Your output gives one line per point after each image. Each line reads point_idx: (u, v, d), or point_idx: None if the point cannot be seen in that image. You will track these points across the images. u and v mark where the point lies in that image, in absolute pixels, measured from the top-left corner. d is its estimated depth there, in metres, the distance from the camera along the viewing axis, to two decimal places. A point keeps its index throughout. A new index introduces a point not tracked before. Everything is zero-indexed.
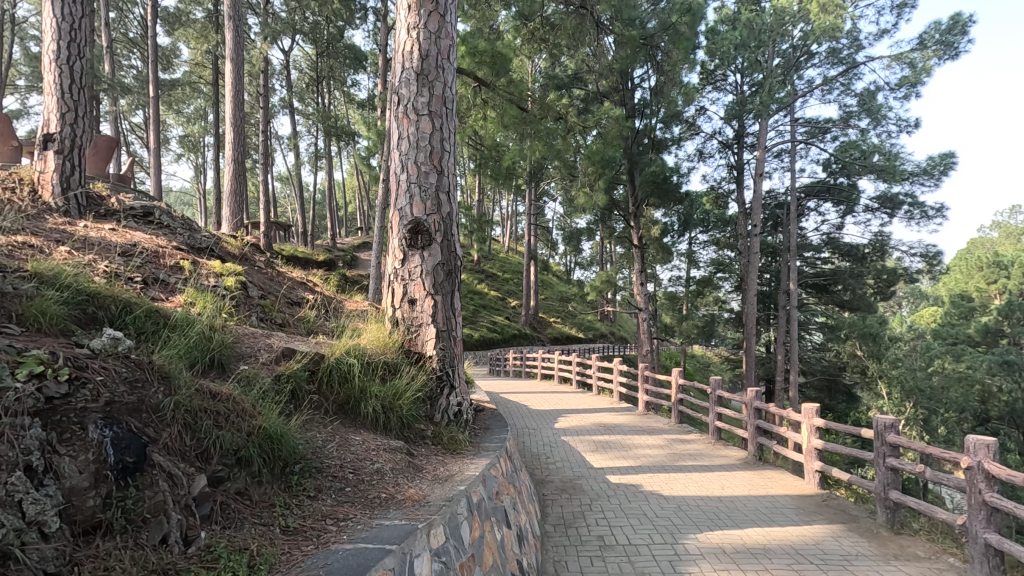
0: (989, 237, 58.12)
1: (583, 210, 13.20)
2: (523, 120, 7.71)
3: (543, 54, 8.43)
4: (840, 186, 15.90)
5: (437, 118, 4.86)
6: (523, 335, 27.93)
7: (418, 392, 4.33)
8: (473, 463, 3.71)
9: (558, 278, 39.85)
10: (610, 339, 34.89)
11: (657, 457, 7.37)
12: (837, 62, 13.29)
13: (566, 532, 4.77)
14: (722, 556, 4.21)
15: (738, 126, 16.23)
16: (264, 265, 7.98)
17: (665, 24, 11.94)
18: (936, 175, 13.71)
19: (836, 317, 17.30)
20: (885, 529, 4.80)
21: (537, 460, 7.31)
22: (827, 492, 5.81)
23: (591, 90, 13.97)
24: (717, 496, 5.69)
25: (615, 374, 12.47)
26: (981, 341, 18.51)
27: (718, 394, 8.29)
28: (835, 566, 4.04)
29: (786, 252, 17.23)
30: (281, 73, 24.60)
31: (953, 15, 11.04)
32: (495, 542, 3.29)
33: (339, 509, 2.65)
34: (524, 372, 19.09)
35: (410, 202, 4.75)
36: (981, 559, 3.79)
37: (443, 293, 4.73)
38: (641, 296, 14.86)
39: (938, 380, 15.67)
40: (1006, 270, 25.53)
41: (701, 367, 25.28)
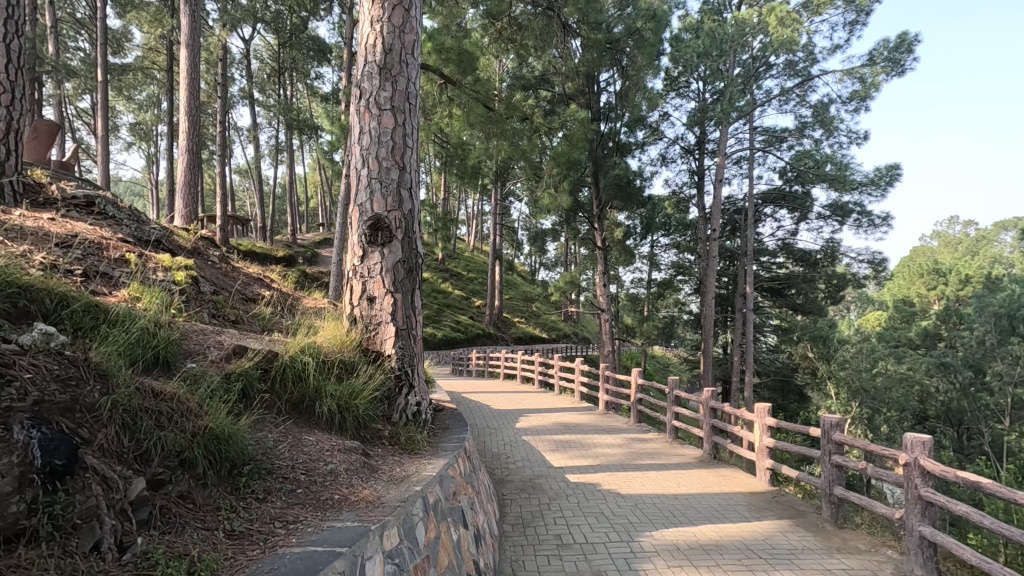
0: (930, 246, 61.49)
1: (548, 211, 13.23)
2: (489, 119, 7.72)
3: (511, 54, 8.43)
4: (794, 194, 16.52)
5: (400, 113, 4.80)
6: (486, 335, 27.86)
7: (375, 391, 4.26)
8: (431, 463, 3.67)
9: (523, 279, 39.89)
10: (573, 339, 35.27)
11: (615, 456, 7.46)
12: (793, 74, 13.80)
13: (524, 532, 4.77)
14: (676, 553, 4.29)
15: (700, 132, 16.64)
16: (218, 260, 7.67)
17: (631, 29, 12.26)
18: (883, 185, 14.39)
19: (789, 320, 17.96)
20: (830, 523, 4.99)
21: (497, 460, 7.29)
22: (777, 489, 6.01)
23: (557, 92, 14.05)
24: (673, 494, 5.81)
25: (577, 373, 12.56)
26: (920, 343, 19.51)
27: (676, 394, 8.45)
28: (783, 560, 4.16)
29: (744, 257, 17.74)
30: (241, 62, 23.83)
31: (900, 34, 11.60)
32: (451, 542, 3.26)
33: (289, 512, 2.57)
34: (487, 371, 19.03)
35: (370, 197, 4.66)
36: (917, 551, 3.97)
37: (403, 292, 4.66)
38: (604, 296, 15.03)
39: (882, 380, 16.39)
40: (943, 277, 27.14)
41: (661, 367, 25.78)
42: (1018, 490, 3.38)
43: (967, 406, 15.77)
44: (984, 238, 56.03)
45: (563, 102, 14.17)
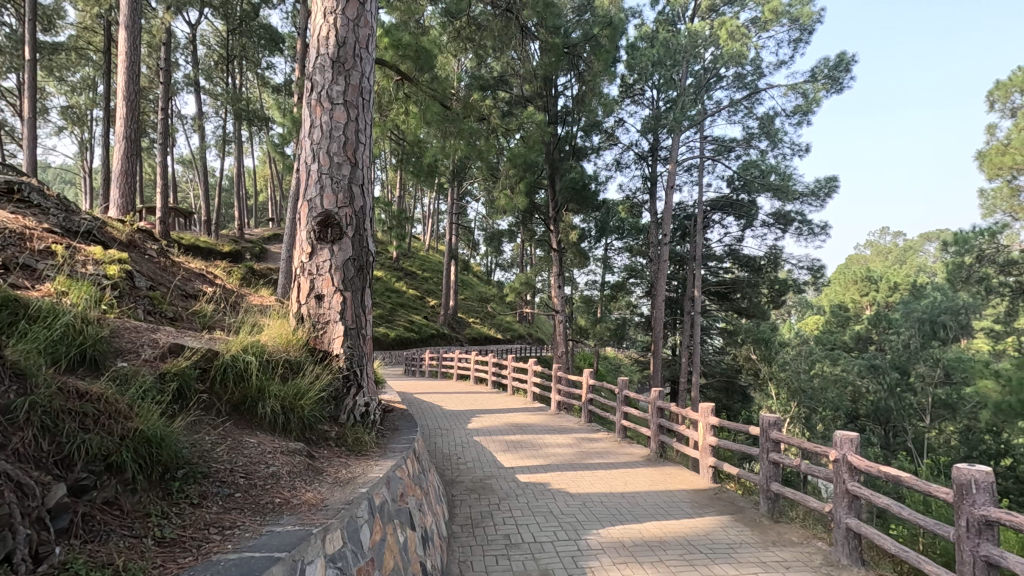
0: (864, 254, 65.23)
1: (504, 212, 13.21)
2: (445, 118, 7.64)
3: (469, 54, 8.42)
4: (741, 203, 17.20)
5: (353, 108, 4.70)
6: (440, 335, 27.66)
7: (323, 391, 4.15)
8: (378, 464, 3.62)
9: (478, 279, 39.86)
10: (528, 340, 35.60)
11: (566, 456, 7.55)
12: (742, 86, 14.36)
13: (473, 532, 4.77)
14: (622, 550, 4.38)
15: (653, 140, 17.08)
16: (156, 254, 7.29)
17: (587, 35, 12.49)
18: (822, 197, 15.18)
19: (734, 323, 18.65)
20: (767, 518, 5.22)
21: (448, 460, 7.27)
22: (719, 486, 6.23)
23: (515, 93, 14.12)
24: (620, 492, 5.94)
25: (530, 374, 12.64)
26: (853, 346, 20.69)
27: (625, 394, 8.63)
28: (723, 555, 4.33)
29: (692, 261, 18.30)
30: (186, 47, 22.76)
31: (839, 53, 12.28)
32: (397, 544, 3.22)
33: (225, 517, 2.47)
34: (440, 372, 18.91)
35: (321, 193, 4.54)
36: (844, 542, 4.21)
37: (353, 290, 4.56)
38: (558, 298, 15.20)
39: (818, 381, 17.30)
40: (875, 285, 28.90)
41: (612, 368, 26.28)
42: (933, 482, 3.64)
43: (894, 404, 16.79)
44: (910, 248, 60.12)
45: (521, 104, 14.26)
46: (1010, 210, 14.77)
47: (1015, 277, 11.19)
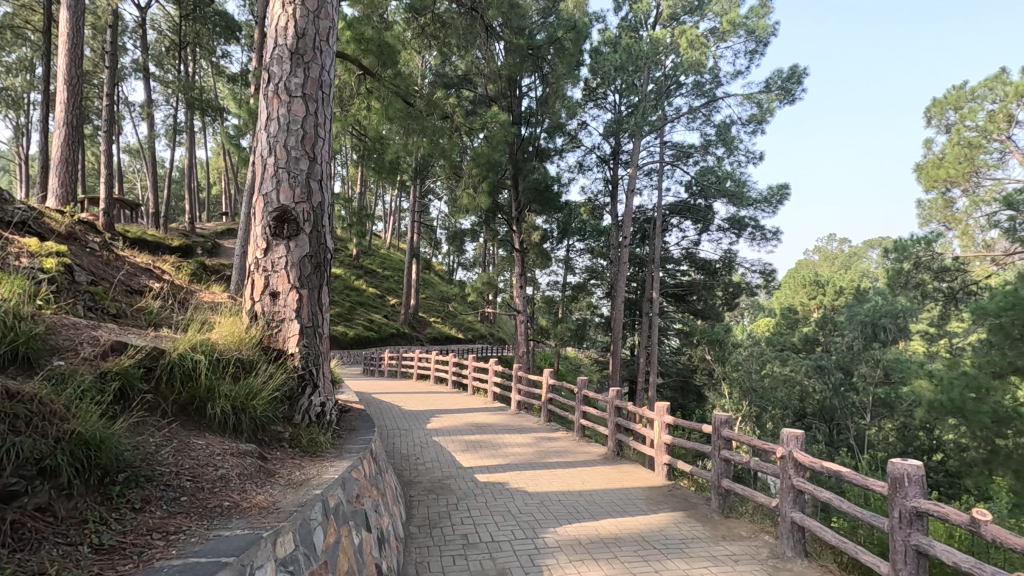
0: (812, 259, 68.08)
1: (467, 211, 13.16)
2: (408, 115, 7.57)
3: (433, 51, 8.37)
4: (698, 207, 17.69)
5: (313, 102, 4.60)
6: (400, 335, 27.31)
7: (276, 391, 4.03)
8: (333, 466, 3.55)
9: (440, 278, 39.61)
10: (489, 340, 35.64)
11: (525, 455, 7.59)
12: (700, 94, 14.76)
13: (431, 533, 4.74)
14: (578, 547, 4.44)
15: (615, 143, 17.37)
16: (99, 247, 6.93)
17: (552, 38, 12.56)
18: (774, 203, 15.79)
19: (690, 325, 19.19)
20: (717, 514, 5.39)
21: (407, 461, 7.19)
22: (672, 483, 6.40)
23: (479, 93, 14.09)
24: (577, 491, 6.01)
25: (490, 373, 12.64)
26: (801, 347, 21.59)
27: (584, 394, 8.74)
28: (675, 550, 4.44)
29: (651, 263, 18.68)
30: (134, 31, 21.70)
31: (792, 65, 12.79)
32: (352, 546, 3.17)
33: (170, 522, 2.38)
34: (399, 371, 18.68)
35: (277, 187, 4.42)
36: (789, 536, 4.38)
37: (310, 288, 4.46)
38: (520, 298, 15.26)
39: (768, 381, 17.96)
40: (822, 289, 30.27)
41: (572, 368, 26.58)
42: (870, 477, 3.84)
43: (838, 403, 17.59)
44: (855, 254, 63.10)
45: (485, 103, 14.24)
46: (944, 220, 15.66)
47: (948, 283, 11.89)
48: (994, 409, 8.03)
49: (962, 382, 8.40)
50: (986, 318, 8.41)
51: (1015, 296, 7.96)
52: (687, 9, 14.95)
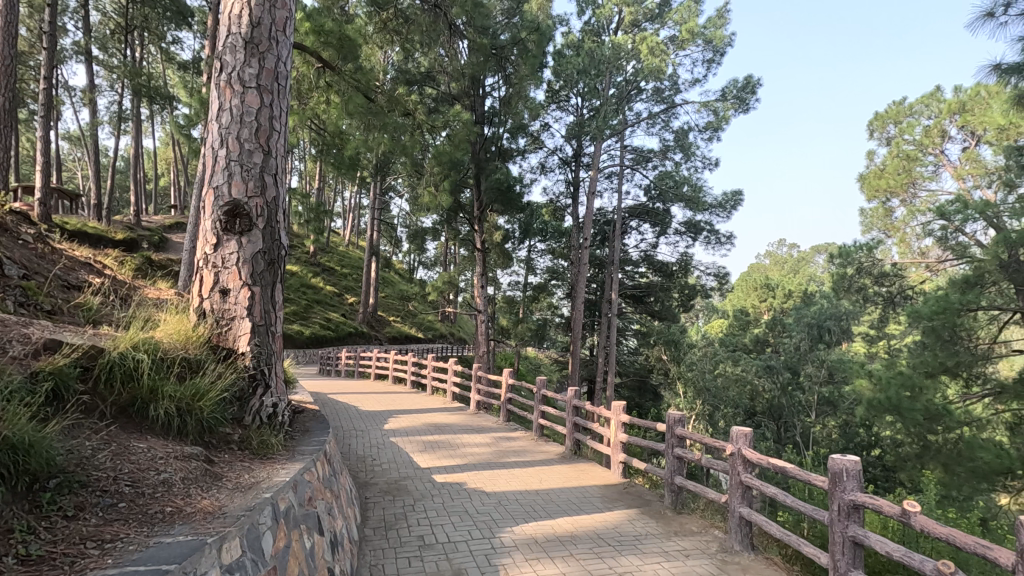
0: (763, 263, 70.70)
1: (428, 209, 13.04)
2: (368, 111, 7.48)
3: (395, 47, 8.25)
4: (656, 211, 18.09)
5: (267, 94, 4.46)
6: (358, 334, 26.82)
7: (225, 391, 3.89)
8: (284, 468, 3.45)
9: (400, 277, 39.14)
10: (450, 339, 35.49)
11: (483, 455, 7.58)
12: (660, 101, 15.09)
13: (386, 535, 4.67)
14: (534, 546, 4.46)
15: (576, 146, 17.56)
16: (32, 240, 6.50)
17: (515, 38, 12.58)
18: (728, 209, 16.31)
19: (647, 325, 19.61)
20: (670, 510, 5.52)
21: (363, 462, 7.06)
22: (628, 481, 6.52)
23: (442, 90, 14.00)
24: (534, 490, 6.04)
25: (450, 373, 12.57)
26: (752, 348, 22.38)
27: (543, 394, 8.79)
28: (629, 546, 4.53)
29: (611, 265, 18.97)
30: (76, 12, 20.52)
31: (747, 76, 13.24)
32: (303, 551, 3.08)
33: (106, 529, 2.26)
34: (357, 371, 18.34)
35: (228, 180, 4.27)
36: (738, 531, 4.53)
37: (263, 285, 4.32)
38: (481, 298, 15.23)
39: (721, 381, 18.50)
40: (772, 292, 31.50)
41: (532, 368, 26.73)
42: (812, 472, 4.02)
43: (785, 402, 18.35)
44: (804, 259, 65.81)
45: (447, 101, 14.17)
46: (884, 227, 16.56)
47: (887, 288, 12.52)
48: (925, 407, 8.52)
49: (898, 381, 8.85)
50: (920, 321, 9.07)
51: (944, 301, 8.63)
52: (648, 16, 15.28)
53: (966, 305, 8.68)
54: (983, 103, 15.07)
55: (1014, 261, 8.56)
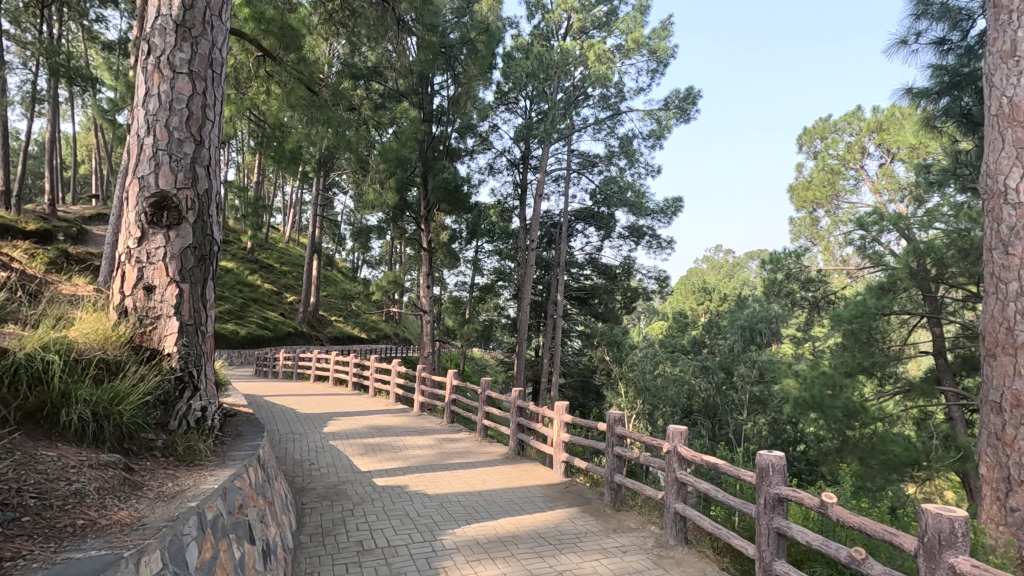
0: (701, 267, 73.64)
1: (373, 207, 12.78)
2: (311, 104, 7.21)
3: (341, 39, 8.04)
4: (601, 215, 18.47)
5: (201, 80, 4.23)
6: (298, 334, 25.93)
7: (148, 395, 3.65)
8: (213, 475, 3.27)
9: (344, 275, 38.20)
10: (394, 340, 34.93)
11: (425, 457, 7.50)
12: (606, 107, 15.42)
13: (322, 542, 4.53)
14: (475, 547, 4.45)
15: (524, 148, 17.70)
16: None
17: (464, 38, 12.51)
18: (669, 215, 16.89)
19: (592, 327, 19.99)
20: (609, 507, 5.65)
21: (300, 466, 6.83)
22: (569, 479, 6.62)
23: (389, 87, 13.78)
24: (476, 491, 6.03)
25: (393, 375, 12.35)
26: (689, 349, 23.30)
27: (487, 395, 8.78)
28: (568, 544, 4.60)
29: (556, 267, 19.20)
30: None
31: (688, 87, 13.77)
32: (232, 562, 2.94)
33: (6, 546, 2.07)
34: (296, 373, 17.72)
35: (155, 171, 4.02)
36: (673, 526, 4.68)
37: (193, 282, 4.10)
38: (426, 297, 15.05)
39: (660, 381, 19.14)
40: (708, 295, 32.87)
41: (478, 368, 26.71)
42: (742, 468, 4.22)
43: (719, 401, 19.25)
44: (738, 264, 69.04)
45: (395, 98, 13.96)
46: (811, 236, 17.64)
47: (813, 293, 13.26)
48: (845, 404, 9.05)
49: (822, 380, 9.39)
50: (841, 325, 9.70)
51: (862, 306, 9.30)
52: (596, 24, 15.59)
53: (881, 310, 9.41)
54: (898, 123, 16.33)
55: (922, 270, 9.39)
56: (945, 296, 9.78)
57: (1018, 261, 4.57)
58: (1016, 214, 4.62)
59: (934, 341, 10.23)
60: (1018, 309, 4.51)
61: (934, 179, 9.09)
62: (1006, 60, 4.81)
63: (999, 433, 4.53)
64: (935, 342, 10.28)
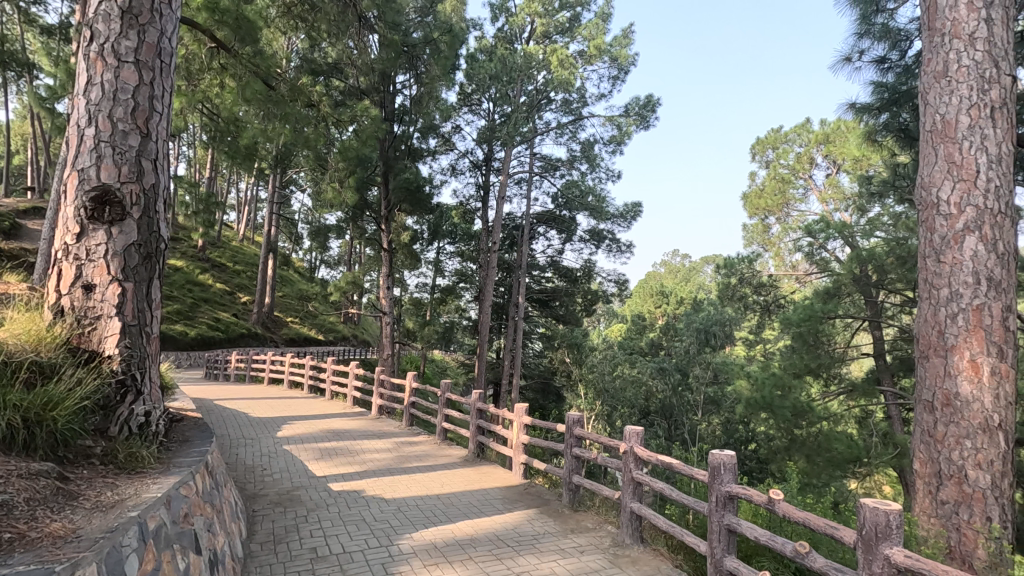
0: (659, 271, 75.27)
1: (332, 206, 12.50)
2: (267, 98, 7.03)
3: (300, 34, 7.86)
4: (563, 218, 18.66)
5: (147, 70, 4.05)
6: (252, 335, 25.10)
7: (85, 399, 3.46)
8: (156, 483, 3.13)
9: (301, 276, 37.25)
10: (352, 342, 34.29)
11: (383, 461, 7.38)
12: (568, 112, 15.60)
13: (274, 550, 4.39)
14: (432, 552, 4.41)
15: (487, 150, 17.70)
16: None
17: (427, 38, 12.41)
18: (628, 219, 17.21)
19: (553, 329, 20.12)
20: (567, 508, 5.70)
21: (251, 472, 6.61)
22: (528, 481, 6.65)
23: (350, 84, 13.55)
24: (435, 494, 5.98)
25: (351, 378, 12.11)
26: (647, 351, 23.78)
27: (447, 397, 8.71)
28: (527, 546, 4.61)
29: (518, 269, 19.24)
30: None
31: (648, 95, 14.08)
32: (175, 574, 2.81)
33: None
34: (249, 375, 17.14)
35: (97, 163, 3.82)
36: (629, 525, 4.76)
37: (137, 281, 3.92)
38: (386, 299, 14.83)
39: (619, 382, 19.44)
40: (666, 299, 33.67)
41: (439, 371, 26.51)
42: (695, 467, 4.33)
43: (675, 401, 19.76)
44: (694, 268, 71.01)
45: (355, 96, 13.73)
46: (762, 242, 18.32)
47: (764, 297, 13.70)
48: (794, 404, 9.40)
49: (772, 381, 9.76)
50: (790, 328, 10.13)
51: (809, 309, 9.79)
52: (559, 29, 15.76)
53: (827, 314, 9.88)
54: (843, 136, 17.15)
55: (864, 276, 9.90)
56: (884, 301, 10.32)
57: (948, 268, 4.88)
58: (948, 224, 4.93)
59: (874, 343, 10.77)
60: (948, 313, 4.81)
61: (874, 190, 9.57)
62: (939, 79, 5.12)
63: (931, 430, 4.80)
64: (876, 344, 10.82)
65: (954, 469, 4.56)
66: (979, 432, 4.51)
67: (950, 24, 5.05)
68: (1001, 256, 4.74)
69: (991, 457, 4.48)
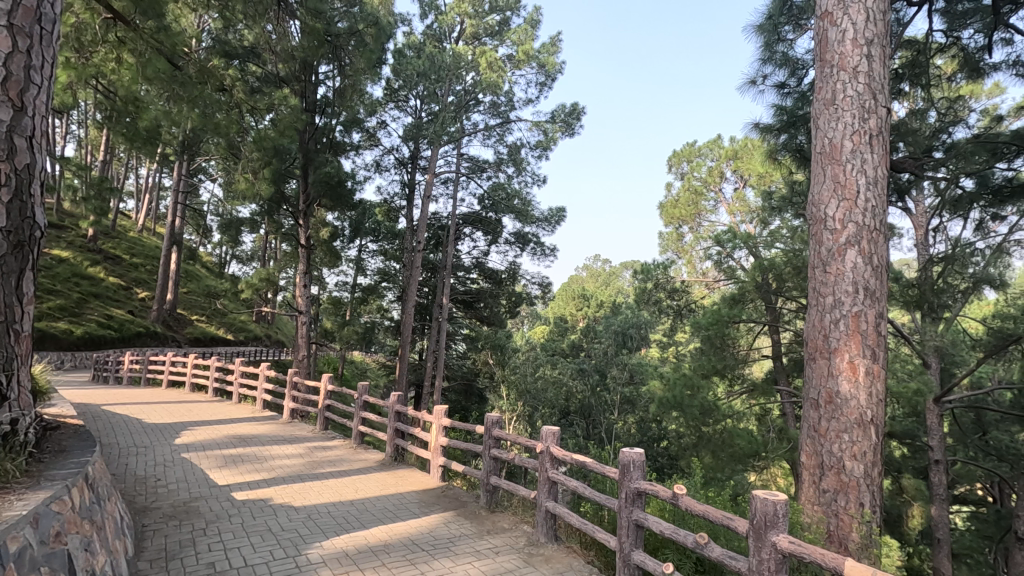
0: (581, 275, 77.20)
1: (244, 197, 11.70)
2: (172, 79, 6.50)
3: (213, 12, 7.32)
4: (488, 219, 18.70)
5: (23, 36, 3.59)
6: (150, 334, 23.08)
7: None
8: (22, 499, 2.79)
9: (209, 271, 34.79)
10: (264, 343, 32.47)
11: (293, 467, 7.03)
12: (496, 114, 15.65)
13: (165, 566, 4.06)
14: (343, 560, 4.25)
15: (413, 148, 17.38)
16: None
17: (352, 29, 11.99)
18: (552, 223, 17.53)
19: (476, 330, 20.05)
20: (484, 509, 5.70)
21: (143, 483, 6.07)
22: (445, 484, 6.57)
23: (268, 70, 12.81)
24: (348, 500, 5.78)
25: (261, 380, 11.45)
26: (568, 352, 24.34)
27: (364, 399, 8.43)
28: (442, 549, 4.56)
29: (442, 269, 19.00)
30: None
31: (573, 103, 14.42)
32: None
33: None
34: (144, 378, 15.75)
35: None
36: (544, 524, 4.84)
37: (4, 273, 3.48)
38: (303, 297, 14.13)
39: (540, 383, 19.78)
40: (586, 302, 34.63)
41: (358, 372, 25.64)
42: (607, 465, 4.47)
43: (594, 402, 20.67)
44: (613, 273, 73.53)
45: (273, 83, 13.01)
46: (677, 250, 19.33)
47: (677, 301, 14.38)
48: (701, 403, 9.88)
49: (683, 382, 10.24)
50: (699, 331, 10.73)
51: (717, 314, 10.42)
52: (488, 32, 15.81)
53: (732, 319, 10.57)
54: (749, 153, 18.43)
55: (765, 283, 10.69)
56: (782, 308, 11.19)
57: (833, 278, 5.37)
58: (833, 238, 5.43)
59: (772, 346, 11.64)
60: (832, 318, 5.29)
61: (775, 205, 10.36)
62: (827, 107, 5.63)
63: (816, 425, 5.25)
64: (774, 347, 11.70)
65: (834, 460, 5.02)
66: (855, 427, 5.00)
67: (838, 57, 5.57)
68: (875, 268, 5.29)
69: (864, 448, 4.97)
